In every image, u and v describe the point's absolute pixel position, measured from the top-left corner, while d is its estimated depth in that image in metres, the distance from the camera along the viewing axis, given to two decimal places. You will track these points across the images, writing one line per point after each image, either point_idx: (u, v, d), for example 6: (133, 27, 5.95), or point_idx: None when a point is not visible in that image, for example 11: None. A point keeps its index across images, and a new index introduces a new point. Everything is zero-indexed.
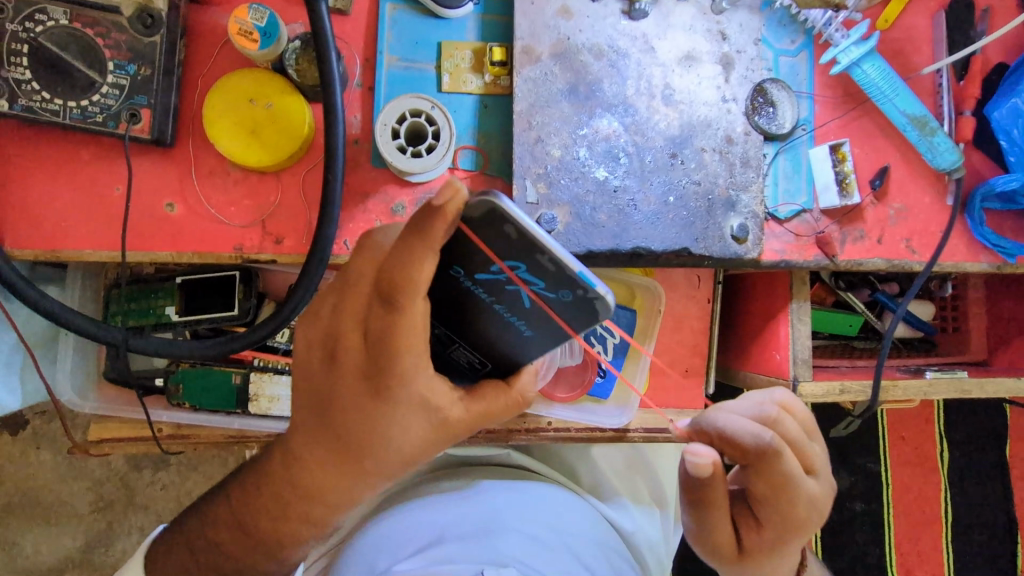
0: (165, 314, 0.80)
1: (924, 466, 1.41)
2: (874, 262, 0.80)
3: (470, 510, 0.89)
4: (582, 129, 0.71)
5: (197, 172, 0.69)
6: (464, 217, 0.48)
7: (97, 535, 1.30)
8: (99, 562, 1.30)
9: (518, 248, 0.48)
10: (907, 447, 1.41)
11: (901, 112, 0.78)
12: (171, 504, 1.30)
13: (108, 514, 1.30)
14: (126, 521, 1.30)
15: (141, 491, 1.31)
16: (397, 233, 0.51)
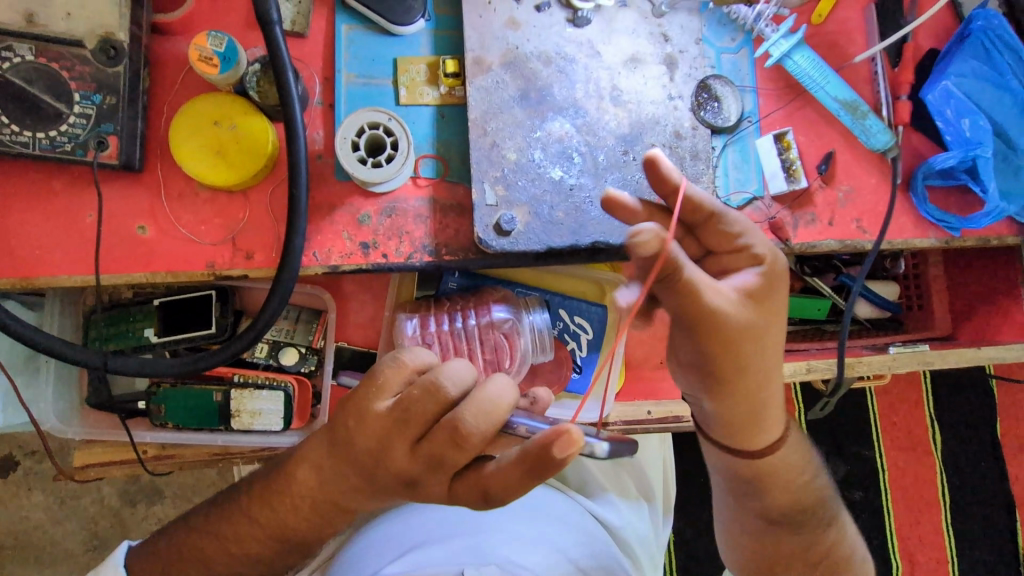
0: (144, 336, 0.81)
1: (915, 449, 1.43)
2: (828, 243, 0.84)
3: (449, 514, 0.90)
4: (536, 132, 0.75)
5: (166, 195, 0.71)
6: (547, 443, 0.51)
7: (93, 574, 1.29)
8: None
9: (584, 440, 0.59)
10: (897, 431, 1.44)
11: (832, 98, 0.83)
12: None
13: (102, 553, 1.29)
14: None
15: (134, 527, 1.30)
16: (464, 382, 0.57)
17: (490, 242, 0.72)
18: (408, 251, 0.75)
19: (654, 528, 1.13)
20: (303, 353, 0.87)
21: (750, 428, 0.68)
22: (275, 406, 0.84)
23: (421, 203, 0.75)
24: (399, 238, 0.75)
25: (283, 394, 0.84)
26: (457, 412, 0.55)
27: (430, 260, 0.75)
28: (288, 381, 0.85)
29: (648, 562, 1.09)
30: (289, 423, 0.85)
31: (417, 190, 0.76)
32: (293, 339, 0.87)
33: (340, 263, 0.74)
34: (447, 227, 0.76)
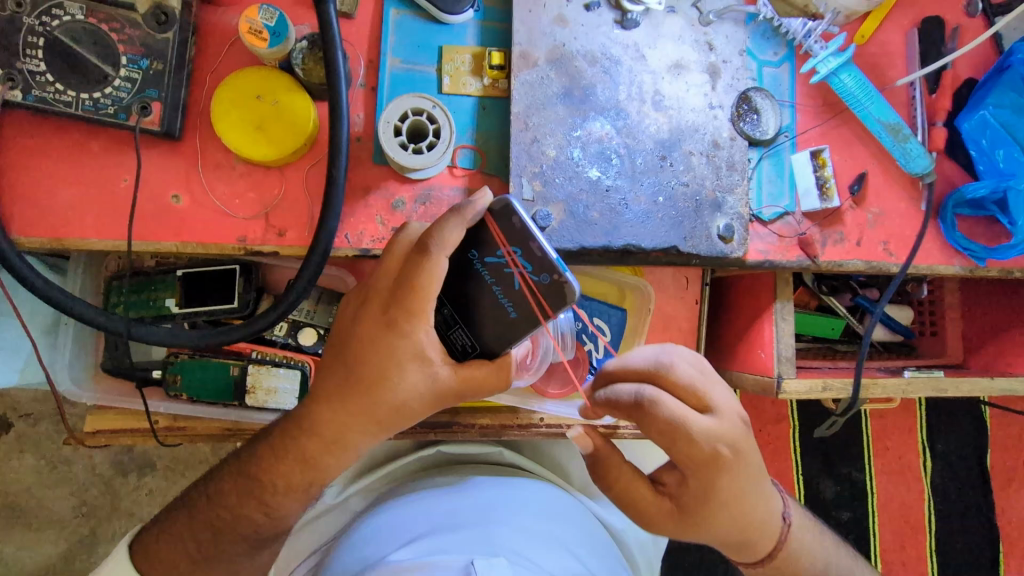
0: (165, 306, 0.81)
1: (907, 475, 1.44)
2: (854, 263, 0.84)
3: (461, 502, 0.91)
4: (576, 131, 0.75)
5: (203, 165, 0.71)
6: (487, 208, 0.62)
7: (79, 542, 1.28)
8: (78, 569, 1.28)
9: (518, 235, 0.61)
10: (890, 456, 1.44)
11: (876, 121, 0.83)
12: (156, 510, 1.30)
13: (91, 520, 1.29)
14: (108, 527, 1.29)
15: (124, 496, 1.30)
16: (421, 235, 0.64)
17: None
18: None
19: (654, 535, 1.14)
20: (321, 334, 0.87)
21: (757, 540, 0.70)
22: (291, 385, 0.84)
23: (455, 193, 0.75)
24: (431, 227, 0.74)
25: (299, 372, 0.84)
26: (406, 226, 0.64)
27: None
28: (305, 361, 0.85)
29: (645, 568, 1.10)
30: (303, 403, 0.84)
31: (452, 180, 0.75)
32: (313, 320, 0.86)
33: (371, 247, 0.73)
34: None
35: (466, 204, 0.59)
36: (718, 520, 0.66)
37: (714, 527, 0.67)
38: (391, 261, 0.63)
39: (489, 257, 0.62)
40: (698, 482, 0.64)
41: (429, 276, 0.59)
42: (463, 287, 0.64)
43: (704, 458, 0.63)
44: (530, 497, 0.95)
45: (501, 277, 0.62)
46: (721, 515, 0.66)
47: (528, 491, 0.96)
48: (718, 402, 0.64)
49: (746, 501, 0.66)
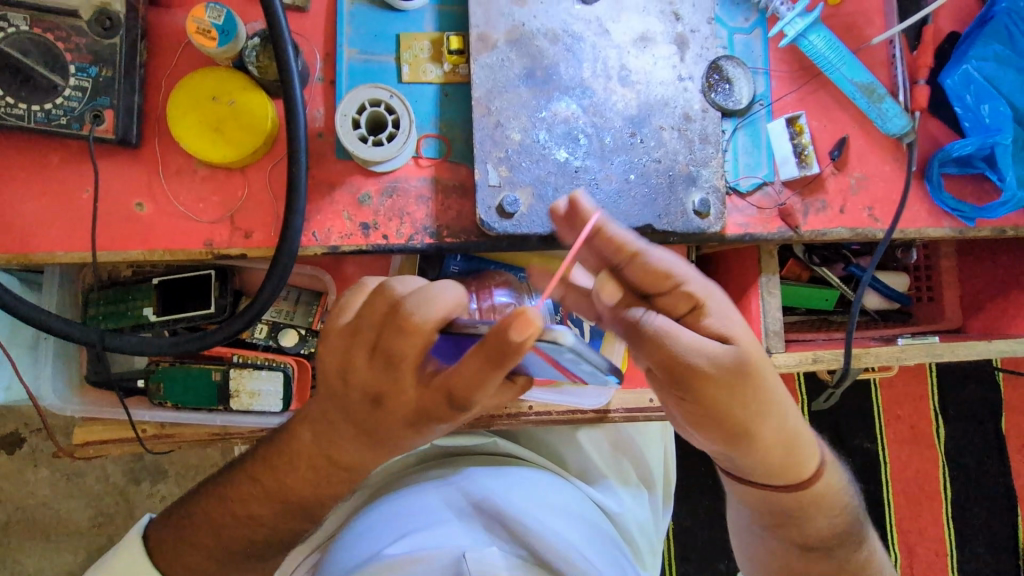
0: (143, 315, 0.81)
1: (917, 442, 1.42)
2: (838, 232, 0.82)
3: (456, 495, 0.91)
4: (541, 113, 0.73)
5: (164, 170, 0.70)
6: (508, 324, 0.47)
7: (96, 551, 1.30)
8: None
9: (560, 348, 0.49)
10: (900, 425, 1.42)
11: (851, 81, 0.81)
12: None
13: (108, 529, 1.31)
14: (126, 534, 1.31)
15: (138, 504, 1.31)
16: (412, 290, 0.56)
17: (493, 224, 0.71)
18: (409, 233, 0.73)
19: (654, 515, 1.14)
20: (303, 334, 0.87)
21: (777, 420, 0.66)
22: (274, 387, 0.84)
23: (423, 183, 0.74)
24: (400, 219, 0.73)
25: (282, 374, 0.84)
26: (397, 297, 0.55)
27: (431, 243, 0.74)
28: (287, 362, 0.85)
29: (647, 550, 1.10)
30: (287, 405, 0.85)
31: (418, 170, 0.74)
32: (292, 320, 0.87)
33: (340, 244, 0.72)
34: (449, 209, 0.74)
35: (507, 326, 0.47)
36: (731, 429, 0.63)
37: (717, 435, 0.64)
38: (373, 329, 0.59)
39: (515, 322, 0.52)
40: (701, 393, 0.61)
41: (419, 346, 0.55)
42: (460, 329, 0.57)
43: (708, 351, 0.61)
44: (525, 484, 0.96)
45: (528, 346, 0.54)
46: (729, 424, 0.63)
47: (524, 479, 0.97)
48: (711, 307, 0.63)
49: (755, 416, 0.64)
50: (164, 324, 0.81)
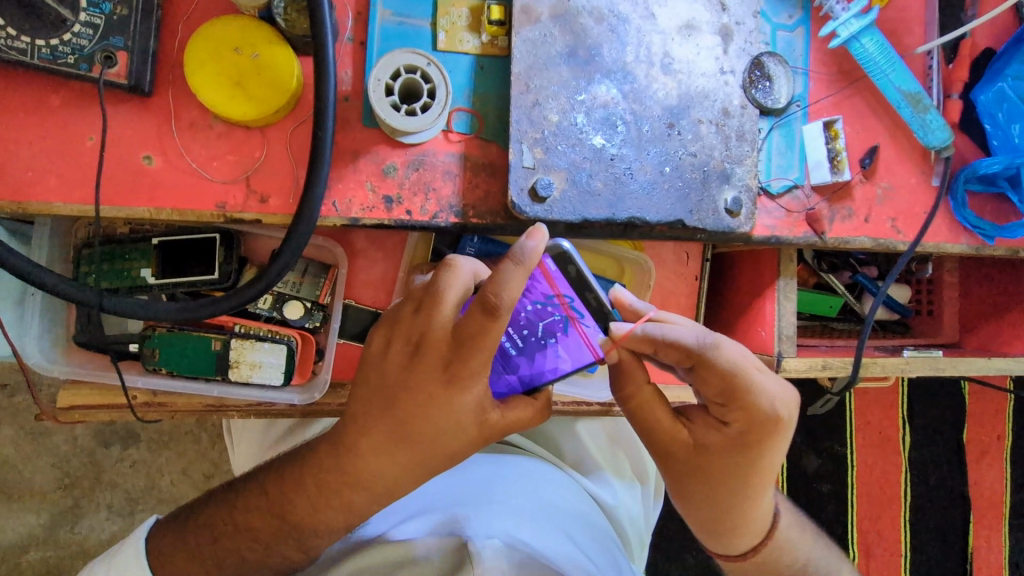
0: (140, 277, 0.76)
1: (885, 448, 1.46)
2: (861, 240, 0.82)
3: (457, 484, 0.90)
4: (580, 95, 0.70)
5: (177, 123, 0.65)
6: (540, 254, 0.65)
7: (62, 512, 1.25)
8: (64, 539, 1.26)
9: (575, 284, 0.67)
10: (870, 430, 1.45)
11: (896, 89, 0.79)
12: (141, 480, 1.27)
13: (75, 490, 1.26)
14: (93, 496, 1.26)
15: (108, 467, 1.27)
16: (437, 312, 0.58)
17: (524, 207, 0.68)
18: (434, 210, 0.70)
19: (645, 509, 1.14)
20: (308, 307, 0.84)
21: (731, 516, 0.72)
22: (277, 359, 0.80)
23: (451, 159, 0.71)
24: (425, 195, 0.70)
25: (286, 347, 0.81)
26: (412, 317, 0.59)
27: (455, 222, 0.71)
28: (291, 336, 0.82)
29: (636, 542, 1.11)
30: (289, 378, 0.82)
31: (447, 145, 0.71)
32: (299, 292, 0.83)
33: (361, 216, 0.69)
34: (476, 187, 0.71)
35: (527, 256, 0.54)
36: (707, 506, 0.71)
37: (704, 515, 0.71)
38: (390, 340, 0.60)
39: (535, 300, 0.68)
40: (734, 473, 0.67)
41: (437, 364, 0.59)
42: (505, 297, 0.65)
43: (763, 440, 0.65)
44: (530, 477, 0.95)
45: (550, 319, 0.68)
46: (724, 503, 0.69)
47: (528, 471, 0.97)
48: (773, 387, 0.64)
49: (755, 510, 0.71)
50: (162, 288, 0.77)
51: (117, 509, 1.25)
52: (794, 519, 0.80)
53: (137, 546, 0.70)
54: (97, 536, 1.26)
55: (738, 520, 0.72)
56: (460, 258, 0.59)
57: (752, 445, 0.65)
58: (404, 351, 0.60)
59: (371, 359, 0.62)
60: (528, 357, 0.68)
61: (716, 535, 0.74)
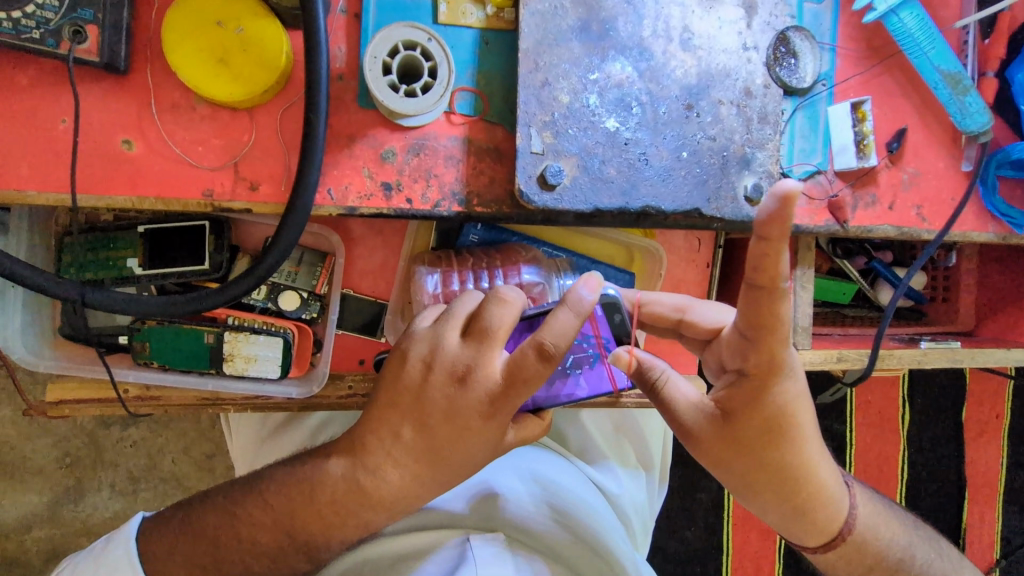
0: (126, 267, 0.72)
1: (886, 428, 1.45)
2: (885, 229, 0.78)
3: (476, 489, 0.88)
4: (593, 74, 0.65)
5: (157, 104, 0.60)
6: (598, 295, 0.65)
7: (63, 493, 1.24)
8: (67, 518, 1.24)
9: (615, 331, 0.67)
10: (871, 410, 1.44)
11: (934, 68, 0.75)
12: (142, 460, 1.25)
13: (76, 470, 1.24)
14: (94, 476, 1.25)
15: (108, 447, 1.25)
16: (467, 356, 0.56)
17: (532, 196, 0.64)
18: (436, 198, 0.66)
19: (649, 497, 1.13)
20: (304, 298, 0.80)
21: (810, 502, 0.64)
22: (273, 352, 0.77)
23: (453, 143, 0.66)
24: (426, 182, 0.66)
25: (282, 340, 0.77)
26: (438, 358, 0.57)
27: (459, 211, 0.66)
28: (288, 329, 0.78)
29: (640, 530, 1.10)
30: (286, 371, 0.78)
31: (450, 128, 0.66)
32: (294, 283, 0.79)
33: (358, 205, 0.64)
34: (481, 173, 0.67)
35: (577, 301, 0.54)
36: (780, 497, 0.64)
37: (762, 489, 0.63)
38: (410, 377, 0.58)
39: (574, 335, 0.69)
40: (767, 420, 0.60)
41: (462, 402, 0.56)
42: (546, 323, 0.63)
43: (775, 368, 0.58)
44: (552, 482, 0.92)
45: (581, 352, 0.69)
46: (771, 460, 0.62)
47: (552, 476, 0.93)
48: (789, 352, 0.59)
49: (810, 467, 0.63)
50: (149, 279, 0.73)
51: (119, 488, 1.24)
52: (874, 504, 0.71)
53: (130, 550, 0.67)
54: (99, 515, 1.25)
55: (801, 481, 0.63)
56: (505, 289, 0.57)
57: (770, 377, 0.58)
58: (443, 380, 0.57)
59: (402, 383, 0.58)
60: (552, 381, 0.69)
61: (792, 512, 0.64)
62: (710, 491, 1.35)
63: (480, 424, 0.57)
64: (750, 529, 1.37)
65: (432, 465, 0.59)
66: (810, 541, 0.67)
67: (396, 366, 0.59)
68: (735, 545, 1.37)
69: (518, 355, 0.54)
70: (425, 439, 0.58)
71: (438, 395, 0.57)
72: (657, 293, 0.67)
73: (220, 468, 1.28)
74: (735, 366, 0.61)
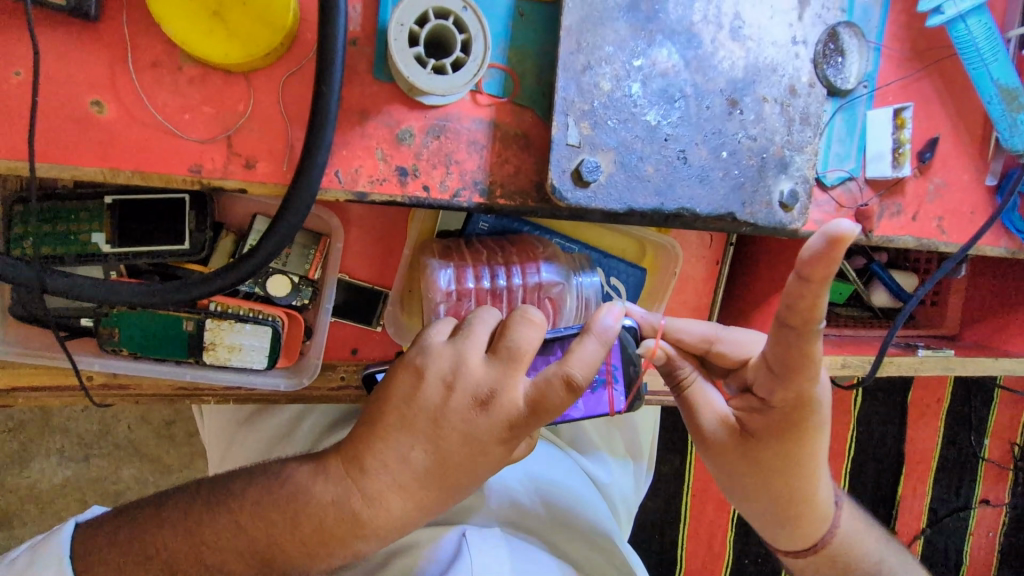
0: (92, 244, 0.63)
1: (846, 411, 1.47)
2: (905, 240, 0.76)
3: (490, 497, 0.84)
4: (638, 59, 0.59)
5: (136, 60, 0.51)
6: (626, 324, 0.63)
7: (10, 457, 1.14)
8: (14, 482, 1.15)
9: (623, 360, 0.64)
10: None
11: (993, 81, 0.71)
12: (98, 426, 1.16)
13: (25, 435, 1.14)
14: (46, 442, 1.15)
15: (61, 411, 1.15)
16: (488, 378, 0.53)
17: (565, 192, 0.58)
18: (455, 187, 0.59)
19: (636, 484, 1.12)
20: (296, 283, 0.72)
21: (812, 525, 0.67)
22: (259, 342, 0.70)
23: (478, 127, 0.59)
24: (445, 168, 0.59)
25: (269, 329, 0.70)
26: (456, 381, 0.53)
27: (479, 202, 0.60)
28: (277, 316, 0.71)
29: (625, 515, 1.09)
30: (274, 362, 0.72)
31: (475, 109, 0.59)
32: (285, 266, 0.71)
33: (369, 191, 0.57)
34: (506, 162, 0.60)
35: (603, 327, 0.55)
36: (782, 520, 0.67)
37: (763, 507, 0.66)
38: (421, 399, 0.53)
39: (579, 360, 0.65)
40: (780, 447, 0.62)
41: (479, 428, 0.52)
42: (562, 346, 0.63)
43: (802, 402, 0.59)
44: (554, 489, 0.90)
45: None
46: (782, 488, 0.64)
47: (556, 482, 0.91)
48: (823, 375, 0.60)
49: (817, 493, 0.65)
50: (119, 258, 0.64)
51: (74, 454, 1.15)
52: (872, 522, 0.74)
53: (63, 569, 0.59)
54: (50, 481, 1.16)
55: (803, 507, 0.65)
56: (530, 310, 0.55)
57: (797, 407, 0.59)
58: (463, 403, 0.52)
59: (414, 402, 0.53)
60: None
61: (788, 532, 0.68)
62: (672, 464, 1.37)
63: (502, 431, 0.52)
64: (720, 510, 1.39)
65: (444, 469, 0.54)
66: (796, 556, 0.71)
67: (408, 383, 0.54)
68: (693, 515, 1.38)
69: (544, 383, 0.52)
70: (440, 441, 0.53)
71: (456, 419, 0.52)
72: (683, 320, 0.65)
73: (184, 435, 1.20)
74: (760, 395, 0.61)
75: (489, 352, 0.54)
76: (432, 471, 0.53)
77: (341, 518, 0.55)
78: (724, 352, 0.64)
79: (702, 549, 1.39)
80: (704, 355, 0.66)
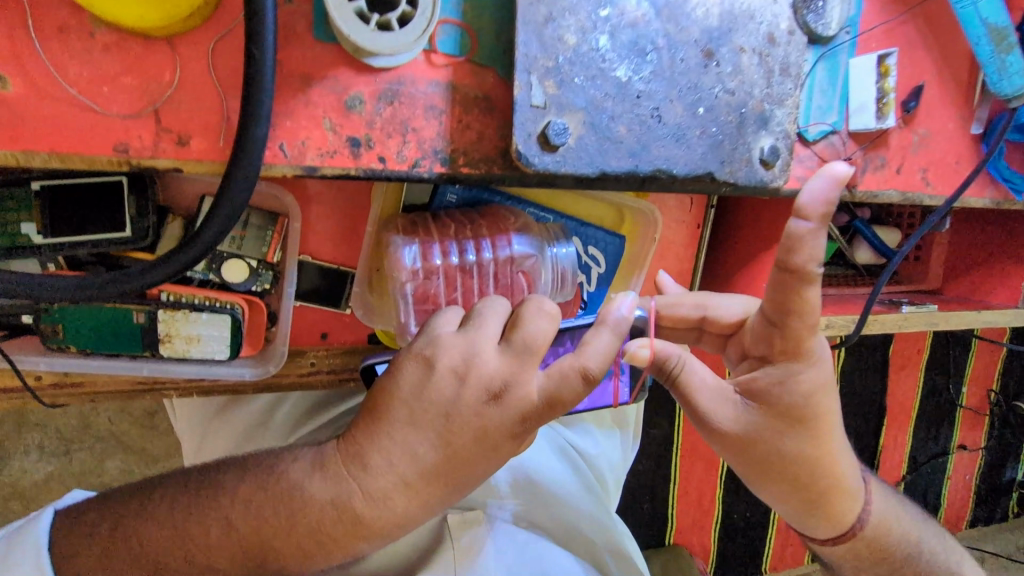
0: (22, 234, 0.58)
1: None
2: (889, 194, 0.73)
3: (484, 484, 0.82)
4: (604, 9, 0.55)
5: (42, 27, 0.46)
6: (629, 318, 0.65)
7: None
8: None
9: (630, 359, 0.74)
10: None
11: (982, 21, 0.68)
12: (70, 422, 1.12)
13: None
14: (16, 442, 1.11)
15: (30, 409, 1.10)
16: (503, 371, 0.49)
17: (532, 157, 0.54)
18: (413, 157, 0.55)
19: (624, 454, 1.08)
20: (254, 267, 0.67)
21: (831, 497, 0.64)
22: (218, 332, 0.66)
23: (434, 90, 0.55)
24: (401, 137, 0.54)
25: (229, 317, 0.66)
26: (470, 374, 0.49)
27: (441, 172, 0.56)
28: (235, 304, 0.67)
29: (614, 485, 1.06)
30: (237, 351, 0.68)
31: (430, 71, 0.54)
32: (241, 250, 0.66)
33: (318, 165, 0.53)
34: (468, 128, 0.56)
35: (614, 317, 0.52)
36: (799, 495, 0.63)
37: (778, 484, 0.63)
38: (432, 394, 0.49)
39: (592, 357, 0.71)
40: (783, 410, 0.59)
41: (492, 421, 0.49)
42: (572, 338, 0.66)
43: (801, 352, 0.57)
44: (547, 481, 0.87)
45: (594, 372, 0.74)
46: (790, 457, 0.61)
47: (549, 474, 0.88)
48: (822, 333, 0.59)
49: (832, 462, 0.62)
50: (53, 248, 0.59)
51: (48, 452, 1.12)
52: (888, 499, 0.71)
53: (40, 564, 0.55)
54: (24, 481, 1.12)
55: (820, 479, 0.62)
56: (545, 300, 0.52)
57: (796, 362, 0.58)
58: (475, 397, 0.49)
59: (424, 395, 0.49)
60: None
61: (807, 506, 0.64)
62: (661, 427, 1.37)
63: (514, 422, 0.49)
64: (708, 472, 1.41)
65: (453, 464, 0.50)
66: (823, 535, 0.67)
67: (417, 375, 0.50)
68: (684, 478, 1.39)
69: (560, 377, 0.49)
70: (450, 438, 0.49)
71: (469, 413, 0.49)
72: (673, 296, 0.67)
73: (162, 426, 1.17)
74: (757, 351, 0.60)
75: (501, 341, 0.51)
76: (438, 469, 0.50)
77: (311, 515, 0.52)
78: (716, 320, 0.66)
79: (692, 510, 1.41)
80: (698, 325, 0.67)
